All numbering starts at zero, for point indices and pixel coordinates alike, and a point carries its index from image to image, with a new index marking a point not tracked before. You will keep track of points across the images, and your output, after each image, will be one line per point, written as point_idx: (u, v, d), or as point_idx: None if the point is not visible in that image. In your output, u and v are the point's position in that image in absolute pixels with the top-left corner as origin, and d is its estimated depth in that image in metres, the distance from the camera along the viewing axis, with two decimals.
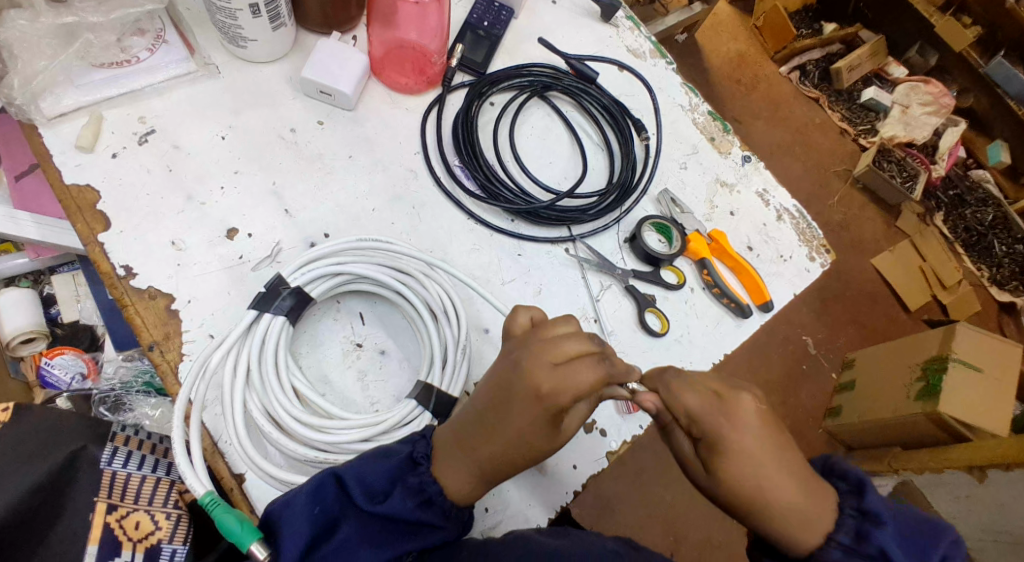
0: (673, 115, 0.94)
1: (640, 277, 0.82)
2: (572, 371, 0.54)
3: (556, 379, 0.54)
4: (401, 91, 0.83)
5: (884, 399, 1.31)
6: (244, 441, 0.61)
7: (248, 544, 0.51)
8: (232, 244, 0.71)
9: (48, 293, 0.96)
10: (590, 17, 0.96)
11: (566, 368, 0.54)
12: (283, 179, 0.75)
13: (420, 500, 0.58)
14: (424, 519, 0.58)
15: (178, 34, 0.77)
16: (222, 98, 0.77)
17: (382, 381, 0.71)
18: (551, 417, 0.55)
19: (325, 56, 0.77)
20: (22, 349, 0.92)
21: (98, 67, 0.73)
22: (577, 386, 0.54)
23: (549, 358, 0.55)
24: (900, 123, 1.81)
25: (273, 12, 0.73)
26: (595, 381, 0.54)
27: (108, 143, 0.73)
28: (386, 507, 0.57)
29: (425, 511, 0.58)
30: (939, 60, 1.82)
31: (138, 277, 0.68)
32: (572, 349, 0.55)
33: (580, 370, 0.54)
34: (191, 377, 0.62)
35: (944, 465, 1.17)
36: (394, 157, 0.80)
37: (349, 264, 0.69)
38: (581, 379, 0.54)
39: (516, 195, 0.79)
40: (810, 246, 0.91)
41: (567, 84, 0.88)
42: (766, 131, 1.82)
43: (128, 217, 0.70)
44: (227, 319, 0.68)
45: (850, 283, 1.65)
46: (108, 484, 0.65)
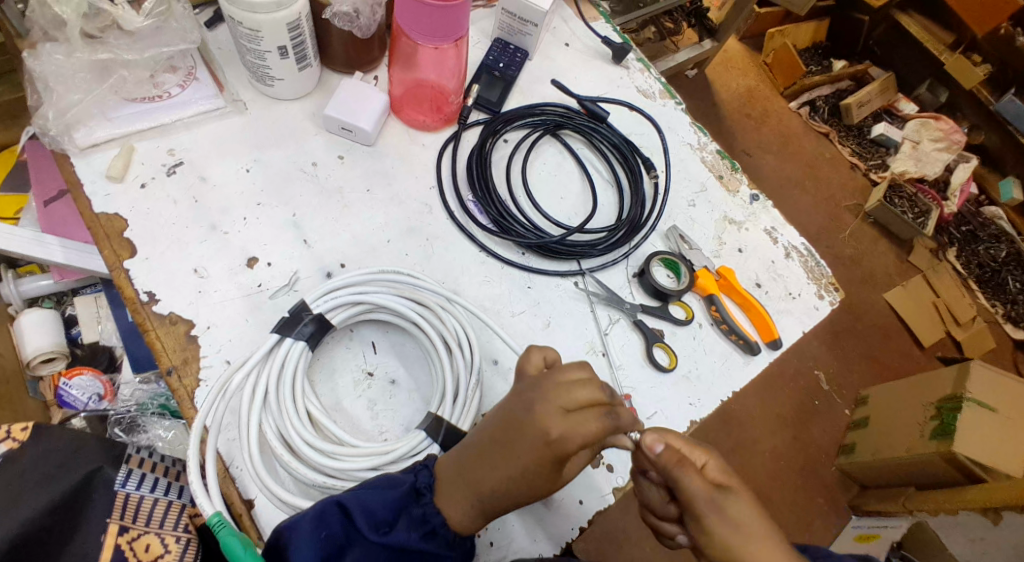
0: (682, 154, 0.96)
1: (649, 312, 0.83)
2: (581, 418, 0.55)
3: (563, 426, 0.55)
4: (418, 128, 0.86)
5: (896, 438, 1.32)
6: (258, 466, 0.63)
7: None
8: (251, 273, 0.73)
9: (70, 315, 0.98)
10: (601, 59, 0.99)
11: (575, 417, 0.55)
12: (302, 211, 0.78)
13: (425, 531, 0.60)
14: (429, 549, 0.60)
15: (209, 71, 0.81)
16: (247, 134, 0.80)
17: (392, 410, 0.72)
18: (551, 460, 0.56)
19: (348, 95, 0.81)
20: (41, 369, 0.94)
21: (131, 101, 0.77)
22: (583, 434, 0.55)
23: (557, 405, 0.56)
24: (911, 158, 1.84)
25: (300, 53, 0.76)
26: (601, 433, 0.55)
27: (138, 173, 0.76)
28: (394, 537, 0.58)
29: (428, 542, 0.60)
30: (949, 97, 1.85)
31: (161, 303, 0.70)
32: (583, 397, 0.57)
33: (587, 420, 0.55)
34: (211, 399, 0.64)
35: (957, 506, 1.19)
36: (410, 192, 0.82)
37: (369, 293, 0.72)
38: (586, 429, 0.55)
39: (527, 229, 0.81)
40: (818, 284, 0.92)
41: (579, 123, 0.91)
42: (777, 165, 1.83)
43: (155, 245, 0.73)
44: (243, 346, 0.70)
45: (861, 318, 1.65)
46: (120, 506, 0.66)
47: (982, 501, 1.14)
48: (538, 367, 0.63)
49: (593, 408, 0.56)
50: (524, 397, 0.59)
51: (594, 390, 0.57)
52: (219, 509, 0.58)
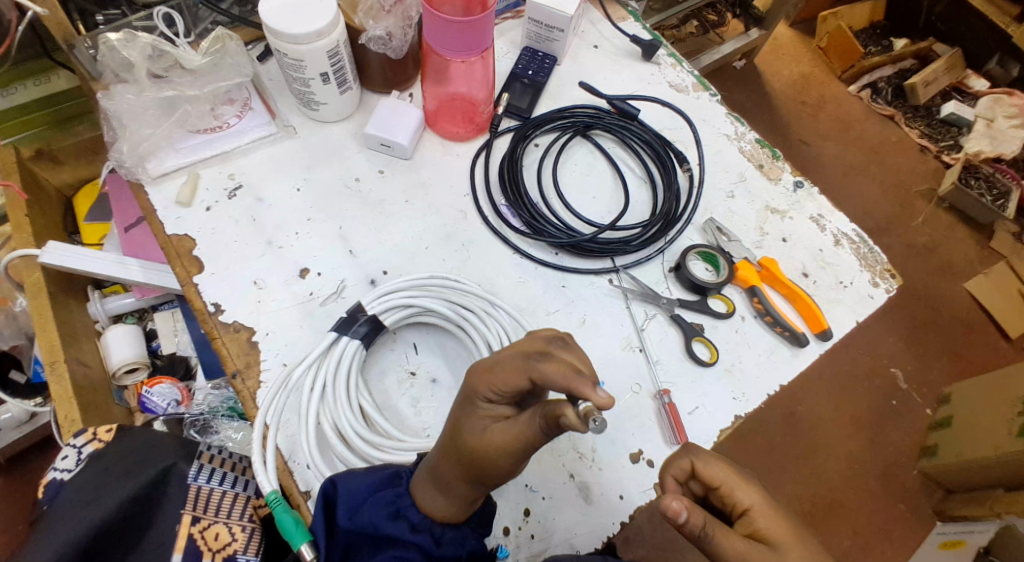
0: (717, 145, 0.96)
1: (687, 307, 0.84)
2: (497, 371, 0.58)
3: (483, 369, 0.59)
4: (453, 139, 0.90)
5: (984, 433, 1.23)
6: (315, 455, 0.67)
7: (299, 544, 0.61)
8: (305, 283, 0.79)
9: (150, 329, 1.09)
10: (631, 58, 1.00)
11: (494, 360, 0.59)
12: (348, 224, 0.83)
13: (391, 511, 0.62)
14: (393, 530, 0.62)
15: (262, 101, 0.87)
16: (298, 155, 0.87)
17: (434, 408, 0.76)
18: (475, 407, 0.59)
19: (386, 112, 0.86)
20: (127, 378, 1.04)
21: (195, 133, 0.84)
22: (494, 375, 0.58)
23: (493, 358, 0.60)
24: (986, 137, 1.73)
25: (341, 78, 0.81)
26: (517, 383, 0.57)
27: (203, 199, 0.83)
28: (360, 520, 0.62)
29: (393, 522, 0.62)
30: (1022, 70, 1.75)
31: (225, 313, 0.77)
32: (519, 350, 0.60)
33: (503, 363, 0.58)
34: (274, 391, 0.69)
35: None
36: (447, 200, 0.87)
37: (418, 297, 0.76)
38: (501, 379, 0.57)
39: (560, 230, 0.84)
40: (873, 271, 0.90)
41: (608, 122, 0.92)
42: (837, 151, 1.75)
43: (218, 262, 0.80)
44: (298, 351, 0.76)
45: (936, 308, 1.56)
46: (193, 497, 0.73)
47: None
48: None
49: (519, 355, 0.58)
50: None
51: (535, 344, 0.60)
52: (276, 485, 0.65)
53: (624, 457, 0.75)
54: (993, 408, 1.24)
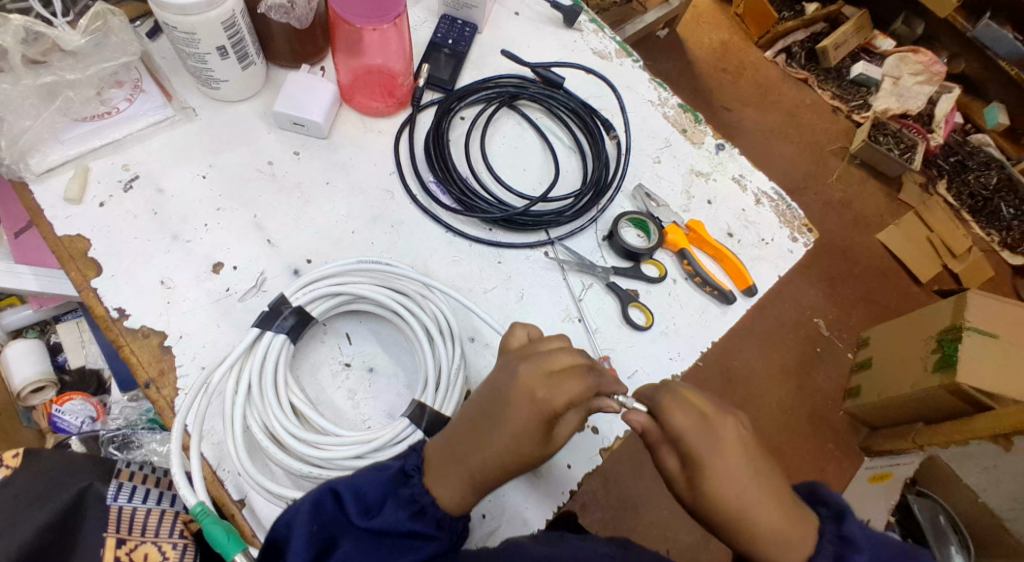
0: (642, 111, 0.95)
1: (621, 274, 0.83)
2: (565, 379, 0.57)
3: (549, 382, 0.57)
4: (373, 115, 0.85)
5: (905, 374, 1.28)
6: (244, 459, 0.63)
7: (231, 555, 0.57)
8: (219, 278, 0.74)
9: (54, 343, 1.00)
10: (553, 24, 0.98)
11: (560, 376, 0.57)
12: (263, 212, 0.78)
13: (414, 510, 0.59)
14: (419, 528, 0.58)
15: (155, 82, 0.81)
16: (201, 140, 0.80)
17: (373, 398, 0.73)
18: (545, 423, 0.57)
19: (295, 90, 0.80)
20: (33, 398, 0.96)
21: (81, 121, 0.77)
22: (570, 391, 0.56)
23: (542, 365, 0.58)
24: (893, 95, 1.80)
25: (240, 52, 0.75)
26: (582, 391, 0.57)
27: (94, 192, 0.76)
28: (382, 520, 0.57)
29: (418, 521, 0.59)
30: (924, 28, 1.82)
31: (132, 318, 0.71)
32: (565, 361, 0.59)
33: (572, 377, 0.57)
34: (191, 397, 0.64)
35: (969, 437, 1.15)
36: (371, 180, 0.82)
37: (348, 284, 0.72)
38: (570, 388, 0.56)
39: (492, 205, 0.81)
40: (791, 227, 0.92)
41: (534, 91, 0.90)
42: (756, 116, 1.79)
43: (118, 262, 0.73)
44: (218, 351, 0.71)
45: (855, 261, 1.62)
46: (115, 519, 0.68)
47: (993, 426, 1.10)
48: (522, 342, 0.65)
49: (576, 365, 0.58)
50: (506, 368, 0.60)
51: (576, 356, 0.59)
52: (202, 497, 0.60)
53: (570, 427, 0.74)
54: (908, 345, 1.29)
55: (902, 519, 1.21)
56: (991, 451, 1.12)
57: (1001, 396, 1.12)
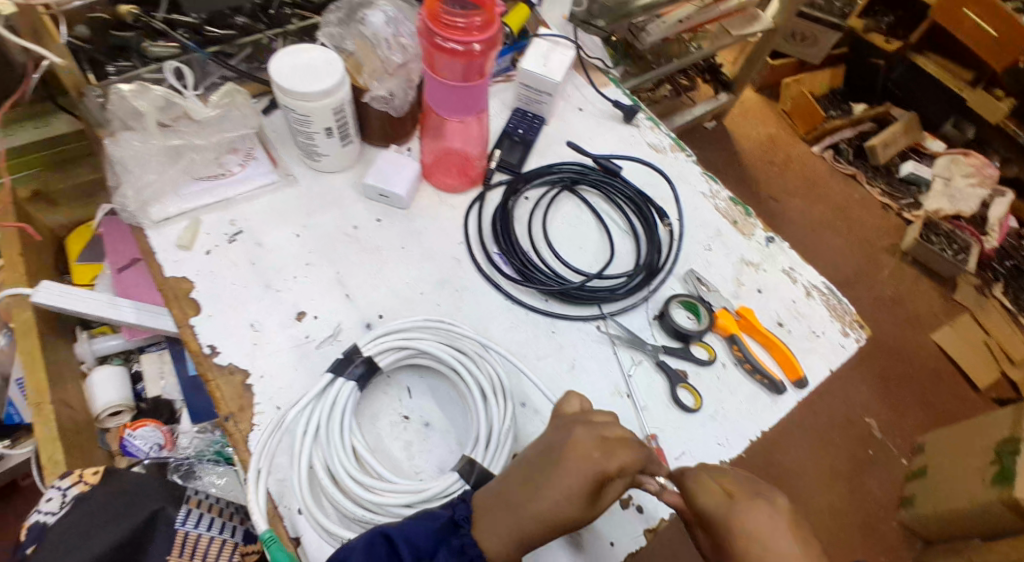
0: (695, 203, 1.01)
1: (672, 353, 0.87)
2: (616, 445, 0.62)
3: (604, 447, 0.61)
4: (448, 191, 0.94)
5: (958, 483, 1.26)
6: (306, 497, 0.68)
7: None
8: (300, 326, 0.81)
9: (136, 370, 1.08)
10: (613, 120, 1.06)
11: (614, 443, 0.62)
12: (346, 269, 0.86)
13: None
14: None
15: (265, 151, 0.91)
16: (297, 202, 0.89)
17: (427, 451, 0.77)
18: (596, 486, 0.60)
19: (384, 164, 0.89)
20: (109, 421, 1.04)
21: (199, 179, 0.87)
22: (624, 458, 0.61)
23: (596, 431, 0.63)
24: (945, 196, 1.83)
25: (344, 132, 0.85)
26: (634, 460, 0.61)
27: (203, 243, 0.85)
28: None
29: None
30: (976, 132, 1.86)
31: (221, 355, 0.78)
32: (618, 431, 0.64)
33: (625, 446, 0.62)
34: None
35: None
36: (442, 247, 0.90)
37: (415, 339, 0.78)
38: (623, 454, 0.61)
39: (550, 278, 0.87)
40: (842, 321, 0.95)
41: (594, 178, 0.97)
42: (803, 209, 1.82)
43: (216, 304, 0.81)
44: (293, 393, 0.77)
45: (908, 360, 1.61)
46: (180, 543, 0.74)
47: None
48: (576, 410, 0.69)
49: (627, 435, 0.63)
50: (562, 431, 0.65)
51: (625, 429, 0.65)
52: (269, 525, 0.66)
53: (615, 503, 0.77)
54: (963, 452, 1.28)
55: None
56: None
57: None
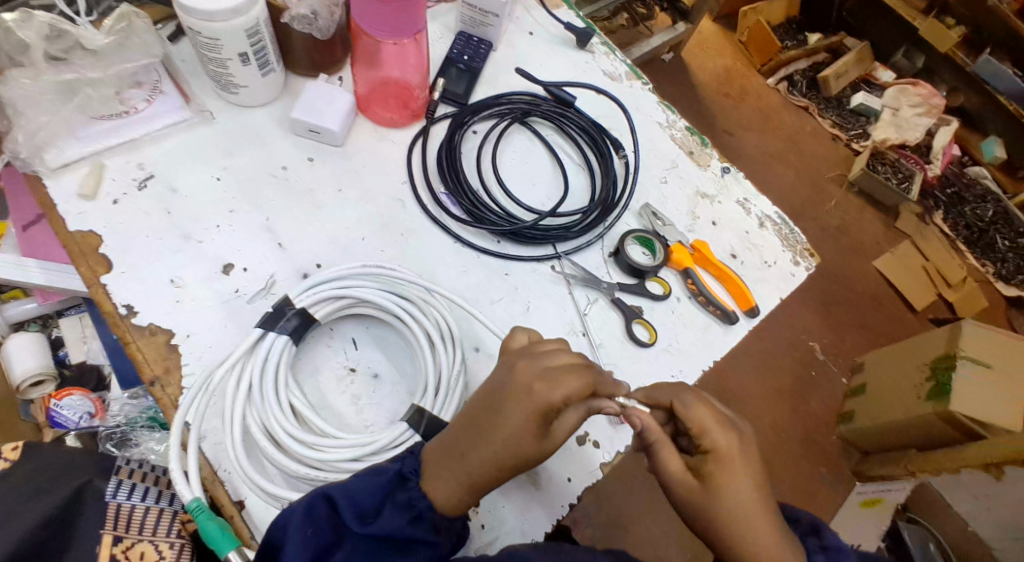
0: (652, 134, 0.97)
1: (627, 289, 0.84)
2: (560, 375, 0.57)
3: (547, 378, 0.57)
4: (388, 125, 0.86)
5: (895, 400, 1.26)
6: (242, 459, 0.63)
7: (225, 551, 0.56)
8: (228, 280, 0.74)
9: (57, 336, 1.00)
10: (566, 45, 1.00)
11: (558, 372, 0.57)
12: (276, 214, 0.79)
13: (411, 515, 0.58)
14: (417, 535, 0.58)
15: (174, 84, 0.81)
16: (216, 142, 0.81)
17: (375, 404, 0.73)
18: (541, 419, 0.56)
19: (312, 97, 0.82)
20: (31, 391, 0.96)
21: (99, 119, 0.77)
22: (569, 387, 0.56)
23: (539, 364, 0.58)
24: (892, 125, 1.82)
25: (262, 59, 0.77)
26: (582, 388, 0.57)
27: (109, 190, 0.76)
28: (379, 526, 0.56)
29: (415, 527, 0.58)
30: (926, 61, 1.83)
31: (139, 316, 0.71)
32: (564, 360, 0.59)
33: (571, 373, 0.57)
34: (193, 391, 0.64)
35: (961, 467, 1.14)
36: (381, 187, 0.83)
37: (353, 287, 0.72)
38: (568, 384, 0.56)
39: (501, 217, 0.82)
40: (794, 250, 0.93)
41: (545, 109, 0.91)
42: (758, 142, 1.79)
43: (129, 258, 0.73)
44: (225, 352, 0.71)
45: (848, 285, 1.61)
46: (113, 516, 0.68)
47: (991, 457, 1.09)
48: (523, 345, 0.65)
49: (572, 362, 0.58)
50: (506, 367, 0.60)
51: (572, 356, 0.60)
52: (199, 494, 0.59)
53: (570, 440, 0.75)
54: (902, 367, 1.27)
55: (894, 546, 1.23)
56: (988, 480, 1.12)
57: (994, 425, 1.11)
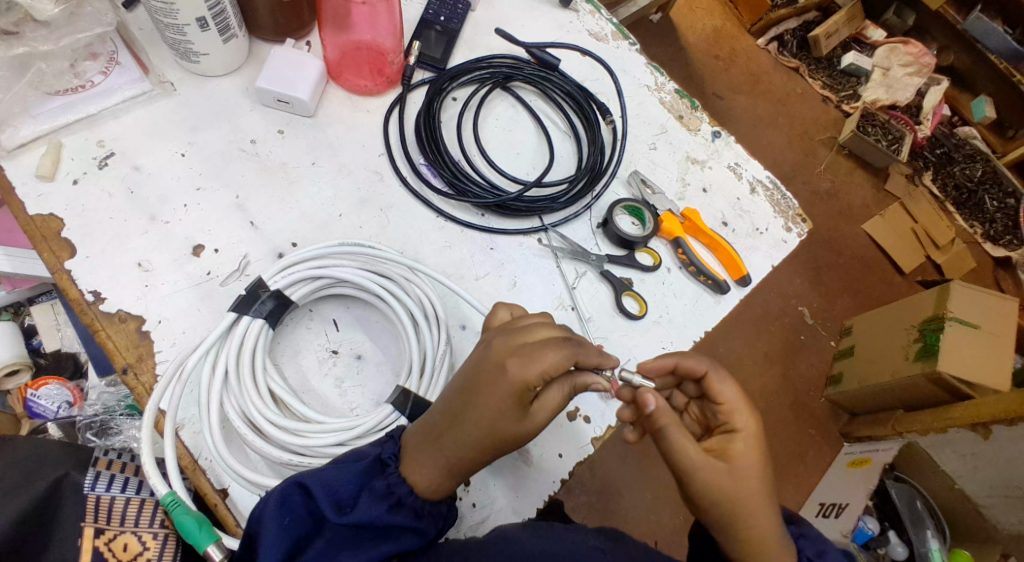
0: (640, 97, 0.93)
1: (616, 262, 0.81)
2: (537, 350, 0.54)
3: (523, 353, 0.54)
4: (360, 93, 0.82)
5: (881, 364, 1.25)
6: (220, 448, 0.61)
7: (204, 546, 0.53)
8: (199, 262, 0.71)
9: (29, 325, 0.96)
10: (548, 4, 0.95)
11: (534, 348, 0.54)
12: (247, 192, 0.75)
13: (390, 503, 0.55)
14: (397, 521, 0.55)
15: (131, 54, 0.77)
16: (180, 117, 0.77)
17: (360, 386, 0.71)
18: (520, 397, 0.54)
19: (279, 65, 0.77)
20: (7, 381, 0.92)
21: (54, 95, 0.73)
22: (545, 362, 0.53)
23: (514, 343, 0.55)
24: (881, 86, 1.76)
25: (222, 24, 0.72)
26: (560, 363, 0.54)
27: (68, 170, 0.72)
28: (356, 515, 0.54)
29: (395, 513, 0.55)
30: (916, 20, 1.76)
31: (107, 302, 0.68)
32: (541, 335, 0.56)
33: (547, 348, 0.54)
34: (167, 380, 0.61)
35: (948, 425, 1.13)
36: (359, 160, 0.80)
37: (330, 267, 0.69)
38: (544, 359, 0.53)
39: (484, 190, 0.79)
40: (786, 216, 0.91)
41: (528, 73, 0.88)
42: (747, 105, 1.74)
43: (93, 242, 0.70)
44: (199, 337, 0.68)
45: (840, 251, 1.58)
46: (93, 508, 0.64)
47: (974, 416, 1.10)
48: (505, 321, 0.63)
49: (554, 338, 0.56)
50: (484, 344, 0.58)
51: (554, 330, 0.57)
52: (175, 487, 0.56)
53: (561, 416, 0.73)
54: (886, 332, 1.25)
55: (880, 504, 1.22)
56: (969, 439, 1.13)
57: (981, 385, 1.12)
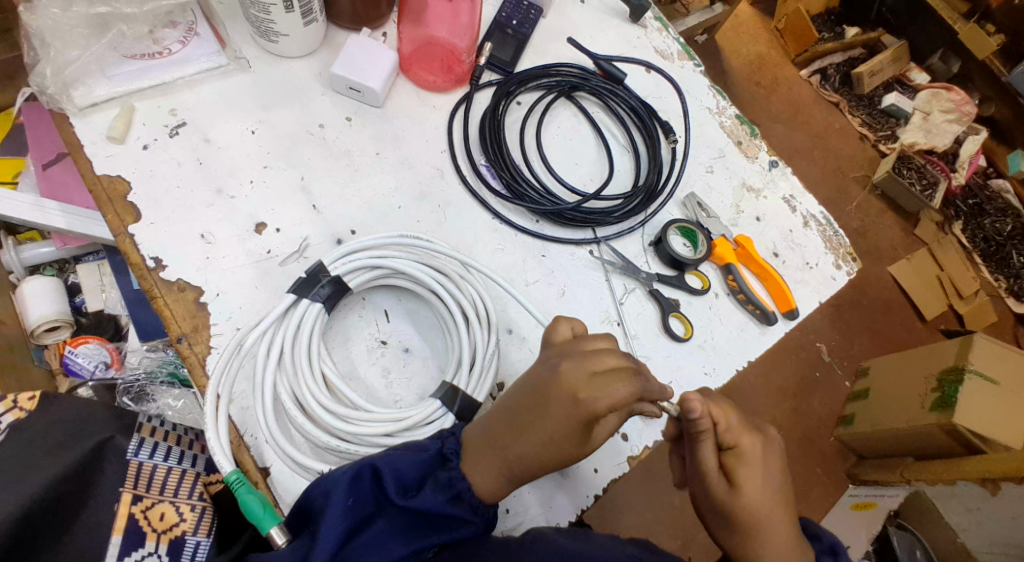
0: (700, 118, 0.93)
1: (665, 282, 0.81)
2: (609, 381, 0.52)
3: (592, 385, 0.52)
4: (429, 88, 0.83)
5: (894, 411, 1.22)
6: (272, 428, 0.61)
7: (269, 528, 0.54)
8: (260, 239, 0.71)
9: (72, 283, 0.97)
10: (618, 18, 0.95)
11: (604, 379, 0.52)
12: (310, 174, 0.76)
13: (451, 495, 0.56)
14: (456, 514, 0.55)
15: (210, 27, 0.77)
16: (251, 94, 0.77)
17: (406, 378, 0.71)
18: (584, 426, 0.53)
19: (356, 52, 0.78)
20: (46, 337, 0.93)
21: (131, 58, 0.74)
22: (614, 396, 0.52)
23: (581, 373, 0.53)
24: (921, 130, 1.75)
25: (305, 7, 0.73)
26: (628, 396, 0.52)
27: (139, 134, 0.73)
28: (419, 500, 0.54)
29: (455, 506, 0.55)
30: (962, 68, 1.74)
31: (167, 270, 0.68)
32: (611, 363, 0.54)
33: (617, 380, 0.52)
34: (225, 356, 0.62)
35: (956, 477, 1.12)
36: (421, 155, 0.80)
37: (389, 258, 0.69)
38: (612, 392, 0.52)
39: (542, 196, 0.79)
40: (836, 253, 0.90)
41: (595, 84, 0.87)
42: (787, 135, 1.74)
43: (159, 209, 0.70)
44: (252, 313, 0.68)
45: (866, 291, 1.55)
46: (134, 475, 0.65)
47: (981, 472, 1.09)
48: (567, 339, 0.62)
49: (622, 368, 0.54)
50: (550, 363, 0.56)
51: (621, 359, 0.55)
52: (236, 465, 0.57)
53: None
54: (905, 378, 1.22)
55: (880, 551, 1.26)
56: (977, 494, 1.17)
57: (994, 441, 1.08)
